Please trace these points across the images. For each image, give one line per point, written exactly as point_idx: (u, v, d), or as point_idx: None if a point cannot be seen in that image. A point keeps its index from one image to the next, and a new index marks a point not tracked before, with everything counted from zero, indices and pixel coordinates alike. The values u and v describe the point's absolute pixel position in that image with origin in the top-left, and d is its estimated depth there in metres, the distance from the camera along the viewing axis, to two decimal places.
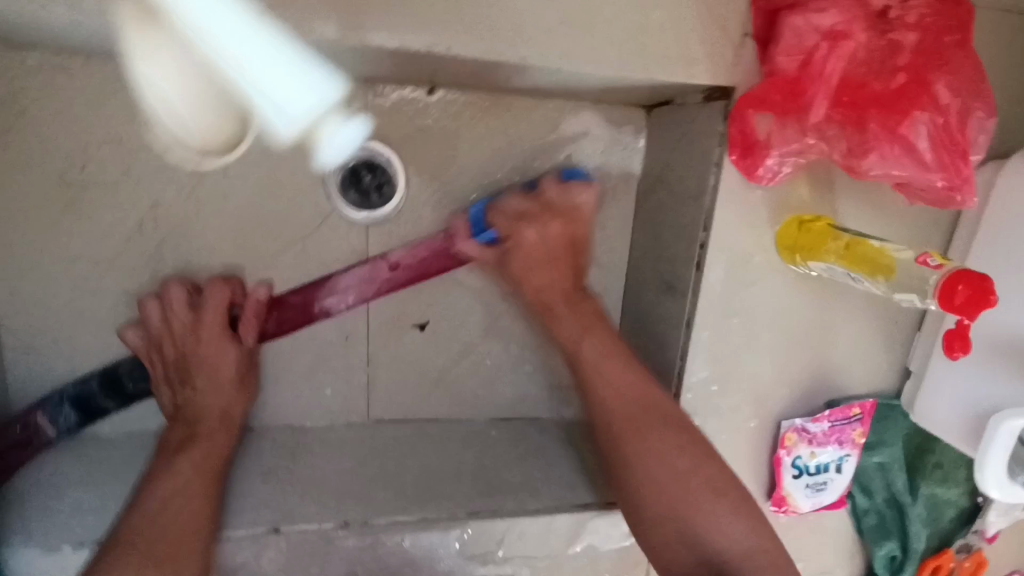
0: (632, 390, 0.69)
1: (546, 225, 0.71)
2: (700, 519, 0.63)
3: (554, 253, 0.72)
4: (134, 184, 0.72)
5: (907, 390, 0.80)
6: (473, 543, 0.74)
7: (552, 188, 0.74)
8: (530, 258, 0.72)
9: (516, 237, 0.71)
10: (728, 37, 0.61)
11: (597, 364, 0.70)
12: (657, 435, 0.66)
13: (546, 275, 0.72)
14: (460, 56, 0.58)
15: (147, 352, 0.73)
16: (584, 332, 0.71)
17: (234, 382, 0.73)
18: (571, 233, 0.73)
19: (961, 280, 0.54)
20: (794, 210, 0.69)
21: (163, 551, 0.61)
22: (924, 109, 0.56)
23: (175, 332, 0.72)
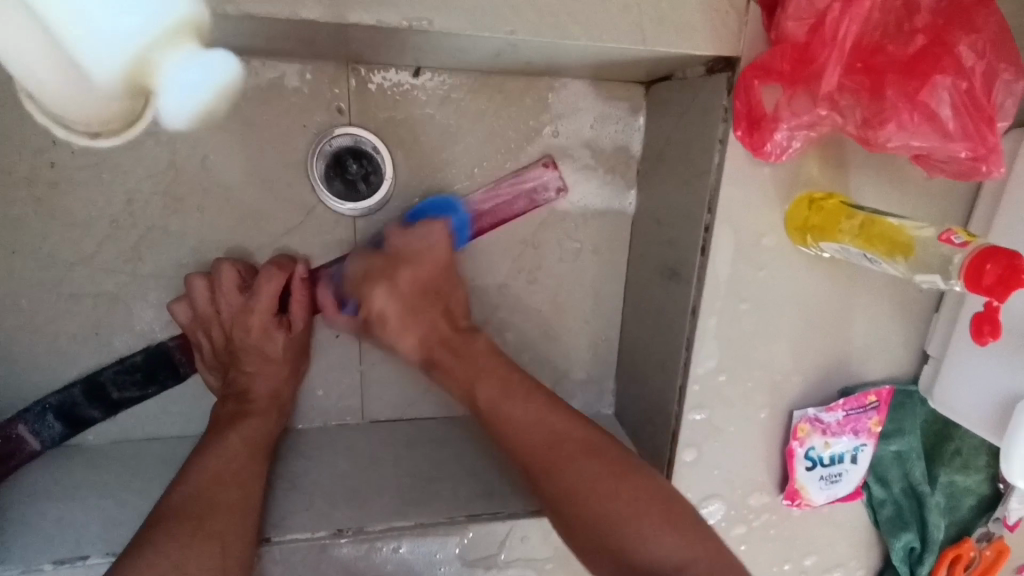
0: (533, 428, 0.65)
1: (395, 278, 0.69)
2: (643, 539, 0.58)
3: (408, 303, 0.70)
4: (107, 179, 0.68)
5: (925, 375, 0.76)
6: (473, 547, 0.71)
7: (397, 239, 0.71)
8: (399, 316, 0.70)
9: (365, 283, 0.69)
10: (732, 5, 0.57)
11: (501, 411, 0.66)
12: (578, 469, 0.62)
13: (420, 330, 0.70)
14: (445, 31, 0.54)
15: (194, 329, 0.71)
16: (467, 381, 0.68)
17: (280, 363, 0.71)
18: (421, 279, 0.70)
19: (989, 259, 0.50)
20: (805, 188, 0.65)
21: (217, 526, 0.59)
22: (946, 73, 0.52)
23: (227, 311, 0.70)
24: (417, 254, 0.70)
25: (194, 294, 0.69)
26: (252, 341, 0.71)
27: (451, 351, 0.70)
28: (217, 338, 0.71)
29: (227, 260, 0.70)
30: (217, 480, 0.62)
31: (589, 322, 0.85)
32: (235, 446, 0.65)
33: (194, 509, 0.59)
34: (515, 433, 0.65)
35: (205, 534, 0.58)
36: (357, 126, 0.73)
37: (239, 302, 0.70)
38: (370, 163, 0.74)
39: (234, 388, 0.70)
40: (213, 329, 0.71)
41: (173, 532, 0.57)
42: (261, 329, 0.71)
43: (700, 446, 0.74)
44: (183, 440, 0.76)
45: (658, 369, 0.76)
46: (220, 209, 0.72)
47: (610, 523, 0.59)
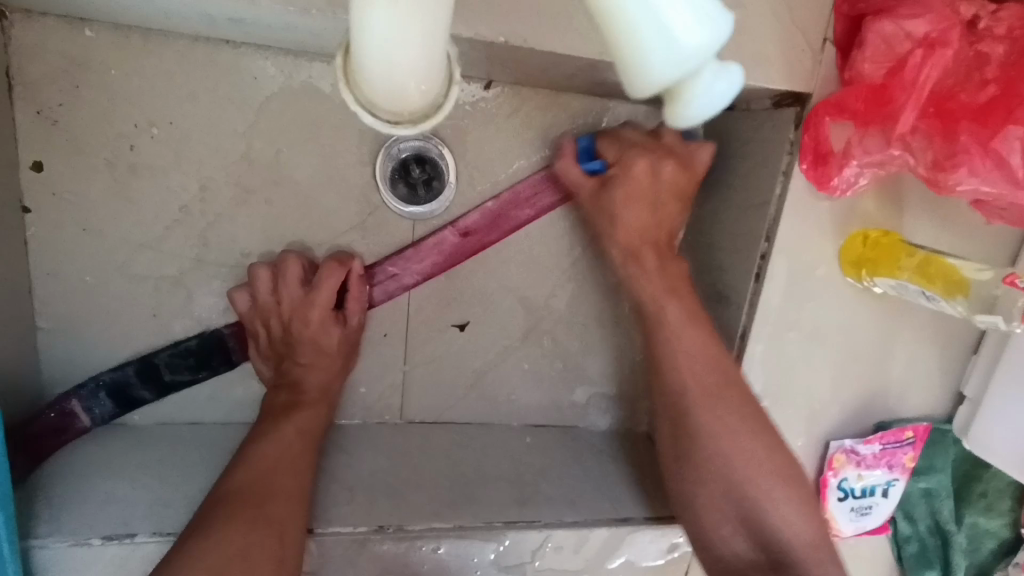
0: (706, 369, 0.68)
1: (660, 165, 0.71)
2: (766, 505, 0.65)
3: (659, 193, 0.72)
4: (184, 166, 0.70)
5: (960, 415, 0.77)
6: (509, 553, 0.72)
7: (614, 152, 0.73)
8: (625, 192, 0.71)
9: (625, 164, 0.71)
10: (809, 43, 0.60)
11: (678, 325, 0.70)
12: (711, 416, 0.67)
13: (642, 214, 0.72)
14: (538, 49, 0.56)
15: (252, 317, 0.72)
16: (669, 293, 0.71)
17: (336, 359, 0.73)
18: (680, 181, 0.72)
19: None
20: (861, 224, 0.66)
21: (277, 515, 0.60)
22: (1020, 122, 0.52)
23: (289, 302, 0.71)
24: (650, 170, 0.71)
25: (255, 284, 0.71)
26: (308, 334, 0.71)
27: (656, 257, 0.72)
28: (274, 329, 0.72)
29: (292, 254, 0.72)
30: (272, 469, 0.63)
31: (629, 340, 0.87)
32: (290, 436, 0.67)
33: (253, 495, 0.61)
34: (673, 363, 0.69)
35: (267, 522, 0.59)
36: (426, 132, 0.75)
37: (300, 295, 0.71)
38: (434, 168, 0.76)
39: (288, 379, 0.71)
40: (273, 320, 0.71)
41: (236, 519, 0.58)
42: (319, 322, 0.71)
43: None
44: (228, 427, 0.77)
45: None
46: (287, 203, 0.73)
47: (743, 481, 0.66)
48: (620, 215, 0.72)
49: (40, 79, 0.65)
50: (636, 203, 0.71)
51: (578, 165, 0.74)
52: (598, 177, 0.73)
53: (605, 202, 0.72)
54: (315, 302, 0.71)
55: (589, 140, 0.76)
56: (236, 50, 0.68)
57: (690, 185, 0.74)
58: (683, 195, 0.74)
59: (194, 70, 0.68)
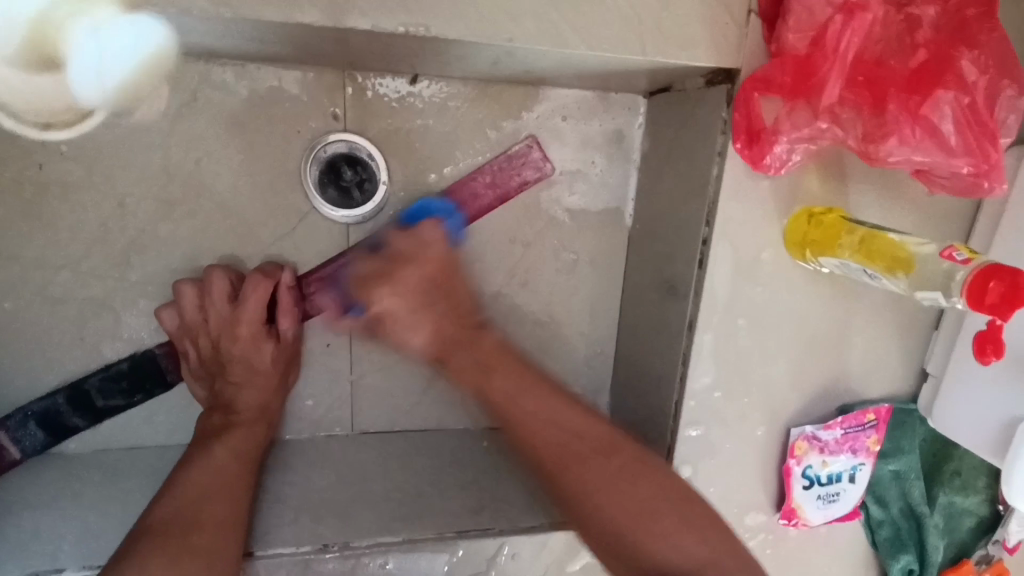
0: (540, 424, 0.65)
1: (399, 275, 0.68)
2: (676, 538, 0.58)
3: (428, 296, 0.69)
4: (99, 182, 0.67)
5: (925, 394, 0.75)
6: (462, 564, 0.69)
7: (399, 238, 0.70)
8: (394, 321, 0.69)
9: (384, 307, 0.69)
10: (732, 17, 0.57)
11: (512, 399, 0.66)
12: (591, 467, 0.62)
13: (422, 330, 0.70)
14: (442, 37, 0.53)
15: (180, 338, 0.69)
16: (487, 372, 0.68)
17: (270, 375, 0.70)
18: (426, 274, 0.69)
19: (993, 275, 0.49)
20: (804, 202, 0.64)
21: (205, 544, 0.57)
22: (948, 88, 0.51)
23: (216, 320, 0.69)
24: (414, 253, 0.69)
25: (181, 302, 0.68)
26: (237, 352, 0.69)
27: (457, 332, 0.70)
28: (202, 349, 0.70)
29: (218, 270, 0.69)
30: (204, 493, 0.61)
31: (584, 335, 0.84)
32: (223, 458, 0.64)
33: (179, 524, 0.58)
34: (522, 424, 0.65)
35: (192, 552, 0.56)
36: (351, 133, 0.72)
37: (228, 311, 0.69)
38: (365, 170, 0.73)
39: (222, 400, 0.69)
40: (201, 339, 0.69)
41: (162, 549, 0.55)
42: (250, 338, 0.69)
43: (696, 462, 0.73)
44: (168, 450, 0.74)
45: (655, 384, 0.74)
46: (212, 214, 0.70)
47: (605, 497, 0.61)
48: (414, 331, 0.70)
49: None
50: (411, 307, 0.68)
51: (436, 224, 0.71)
52: (457, 230, 0.72)
53: (387, 334, 0.72)
54: (244, 317, 0.68)
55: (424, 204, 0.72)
56: None
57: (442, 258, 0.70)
58: (442, 279, 0.70)
59: None
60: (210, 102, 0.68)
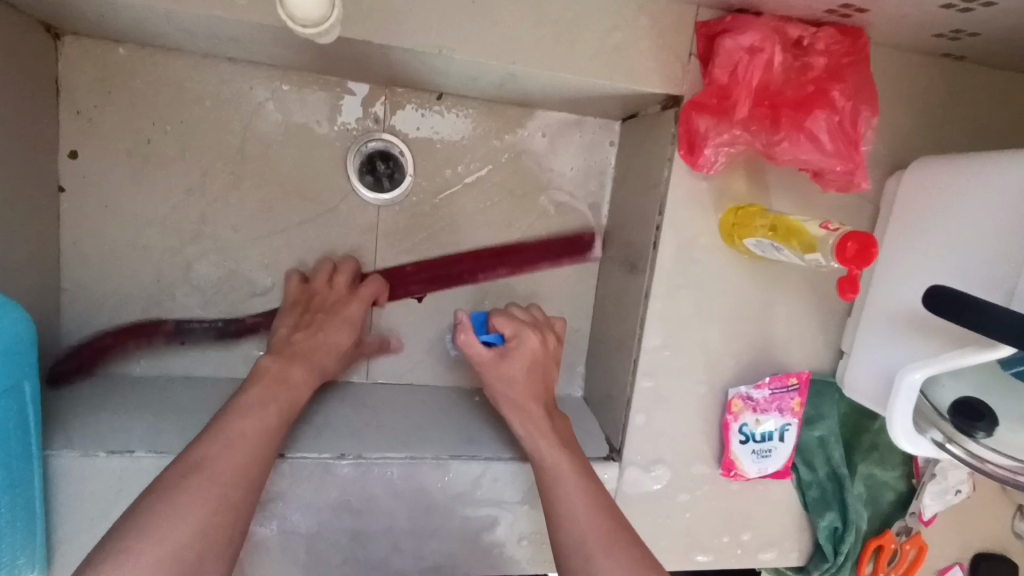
0: (563, 455, 0.75)
1: (522, 343, 0.84)
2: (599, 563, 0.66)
3: (536, 365, 0.84)
4: (189, 157, 0.86)
5: (840, 367, 0.91)
6: (453, 483, 0.83)
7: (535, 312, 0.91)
8: (528, 360, 0.83)
9: (520, 338, 0.84)
10: (677, 57, 0.78)
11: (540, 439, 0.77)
12: (565, 480, 0.73)
13: (535, 387, 0.81)
14: (463, 58, 0.73)
15: (299, 292, 0.87)
16: (558, 448, 0.76)
17: (344, 347, 0.83)
18: (543, 351, 0.85)
19: (851, 238, 0.65)
20: (734, 200, 0.83)
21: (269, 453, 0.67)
22: (823, 109, 0.71)
23: (336, 293, 0.87)
24: (520, 343, 0.83)
25: (316, 274, 0.88)
26: (343, 316, 0.84)
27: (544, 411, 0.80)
28: (314, 303, 0.85)
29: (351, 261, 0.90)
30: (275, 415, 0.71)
31: (564, 313, 1.01)
32: (290, 393, 0.73)
33: (263, 427, 0.68)
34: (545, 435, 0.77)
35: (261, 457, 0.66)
36: (388, 134, 0.92)
37: (344, 292, 0.87)
38: (396, 164, 0.92)
39: (296, 343, 0.79)
40: (320, 297, 0.86)
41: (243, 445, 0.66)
42: (351, 314, 0.85)
43: (650, 411, 0.88)
44: (217, 380, 0.90)
45: (620, 346, 0.91)
46: (273, 190, 0.89)
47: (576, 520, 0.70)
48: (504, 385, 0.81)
49: (79, 86, 0.82)
50: (529, 373, 0.82)
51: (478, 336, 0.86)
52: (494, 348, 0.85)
53: (489, 366, 0.82)
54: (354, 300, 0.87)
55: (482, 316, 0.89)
56: (234, 67, 0.86)
57: (544, 358, 0.85)
58: (546, 364, 0.85)
59: (201, 81, 0.85)
60: (281, 103, 0.88)
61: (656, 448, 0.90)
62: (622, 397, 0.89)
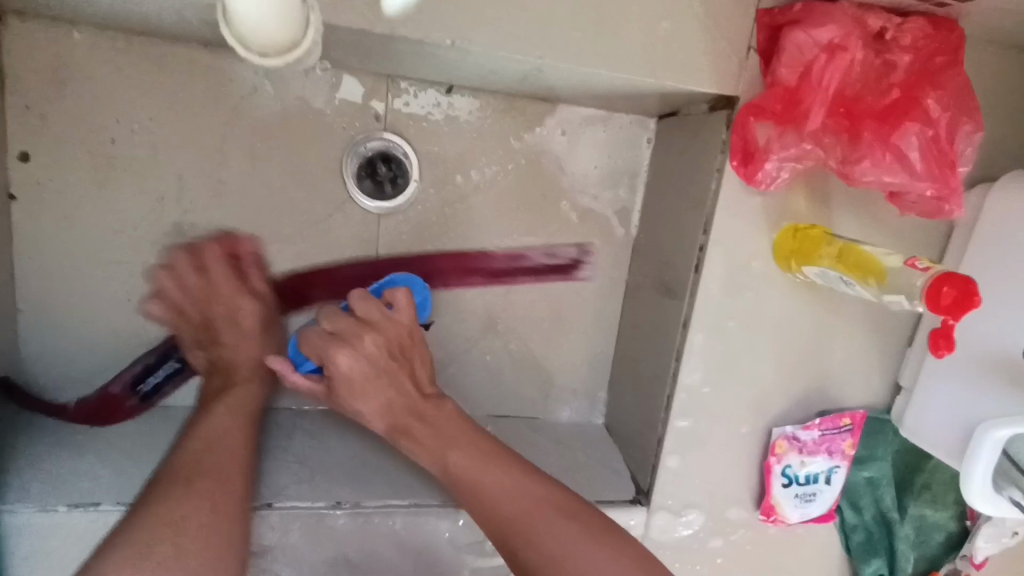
0: (520, 491, 0.59)
1: (360, 346, 0.66)
2: None
3: (378, 369, 0.66)
4: (160, 160, 0.75)
5: (897, 404, 0.81)
6: (464, 533, 0.74)
7: (359, 304, 0.69)
8: (350, 387, 0.66)
9: (332, 370, 0.66)
10: (733, 51, 0.65)
11: (476, 471, 0.61)
12: (551, 531, 0.57)
13: (377, 400, 0.65)
14: (479, 51, 0.61)
15: (172, 317, 0.74)
16: (446, 442, 0.63)
17: (258, 330, 0.73)
18: (385, 346, 0.67)
19: (946, 282, 0.55)
20: (791, 219, 0.72)
21: (208, 488, 0.59)
22: (915, 121, 0.60)
23: (201, 291, 0.73)
24: (377, 327, 0.68)
25: (171, 277, 0.73)
26: (224, 309, 0.72)
27: (391, 386, 0.66)
28: (194, 319, 0.73)
29: (206, 243, 0.75)
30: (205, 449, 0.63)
31: (586, 333, 0.91)
32: (221, 413, 0.67)
33: (201, 443, 0.63)
34: (478, 491, 0.60)
35: (203, 494, 0.58)
36: (391, 133, 0.80)
37: (227, 283, 0.73)
38: (399, 167, 0.81)
39: (214, 364, 0.73)
40: (191, 309, 0.73)
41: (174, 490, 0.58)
42: (235, 295, 0.73)
43: (684, 453, 0.79)
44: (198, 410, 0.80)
45: (650, 377, 0.81)
46: (258, 197, 0.78)
47: (562, 554, 0.56)
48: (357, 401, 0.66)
49: (30, 77, 0.70)
50: (372, 376, 0.65)
51: (297, 369, 0.73)
52: (319, 379, 0.71)
53: (336, 402, 0.68)
54: (221, 285, 0.73)
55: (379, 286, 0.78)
56: (212, 54, 0.74)
57: (405, 339, 0.69)
58: (408, 349, 0.69)
59: (173, 70, 0.73)
60: (266, 97, 0.76)
61: (689, 492, 0.80)
62: (653, 436, 0.79)
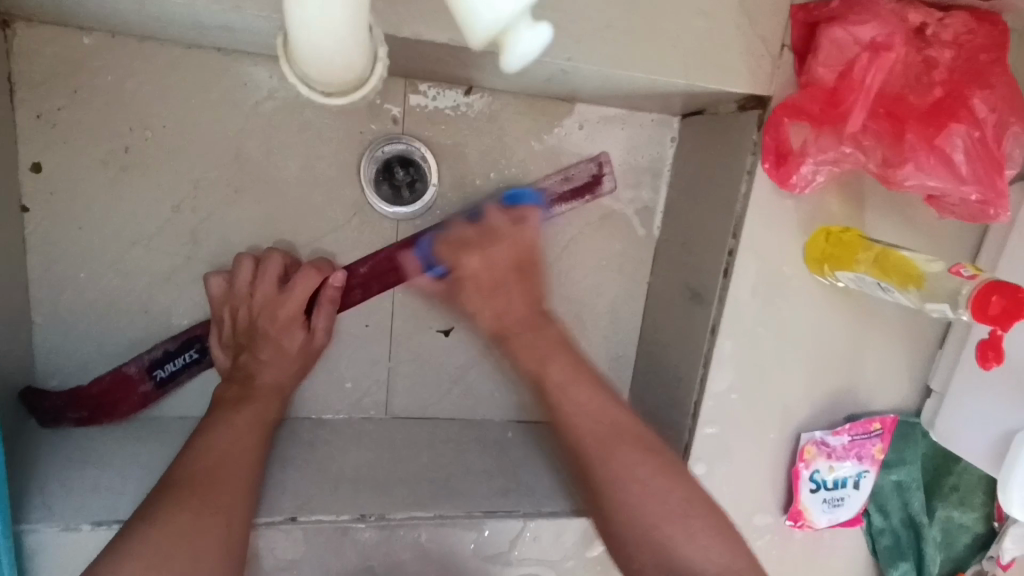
0: (597, 416, 0.65)
1: (489, 253, 0.70)
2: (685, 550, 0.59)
3: (501, 278, 0.69)
4: (175, 167, 0.73)
5: (927, 409, 0.80)
6: (489, 543, 0.74)
7: (500, 219, 0.73)
8: (479, 286, 0.70)
9: (460, 266, 0.71)
10: (767, 49, 0.63)
11: (563, 392, 0.66)
12: (625, 466, 0.62)
13: (511, 301, 0.70)
14: (508, 53, 0.59)
15: (222, 302, 0.74)
16: (537, 372, 0.67)
17: (295, 359, 0.75)
18: (519, 252, 0.70)
19: (995, 291, 0.54)
20: (823, 221, 0.70)
21: (222, 501, 0.62)
22: (961, 122, 0.58)
23: (260, 298, 0.73)
24: (509, 233, 0.71)
25: (237, 273, 0.74)
26: (276, 331, 0.73)
27: (531, 323, 0.69)
28: (239, 317, 0.73)
29: (248, 254, 0.75)
30: (219, 462, 0.65)
31: (608, 336, 0.89)
32: (243, 428, 0.69)
33: (221, 458, 0.65)
34: (565, 421, 0.65)
35: (212, 509, 0.61)
36: (409, 136, 0.78)
37: (276, 300, 0.73)
38: (418, 171, 0.79)
39: (242, 372, 0.73)
40: (240, 311, 0.73)
41: (186, 501, 0.60)
42: (285, 322, 0.73)
43: (712, 460, 0.77)
44: None
45: (676, 383, 0.79)
46: (275, 204, 0.76)
47: (631, 495, 0.61)
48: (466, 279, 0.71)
49: (39, 83, 0.68)
50: (507, 279, 0.70)
51: (422, 272, 0.76)
52: (443, 283, 0.75)
53: (457, 301, 0.73)
54: (285, 302, 0.73)
55: (429, 241, 0.76)
56: (226, 57, 0.72)
57: (529, 249, 0.72)
58: (532, 260, 0.72)
59: (187, 75, 0.71)
60: (282, 101, 0.74)
61: (716, 499, 0.79)
62: (679, 443, 0.78)
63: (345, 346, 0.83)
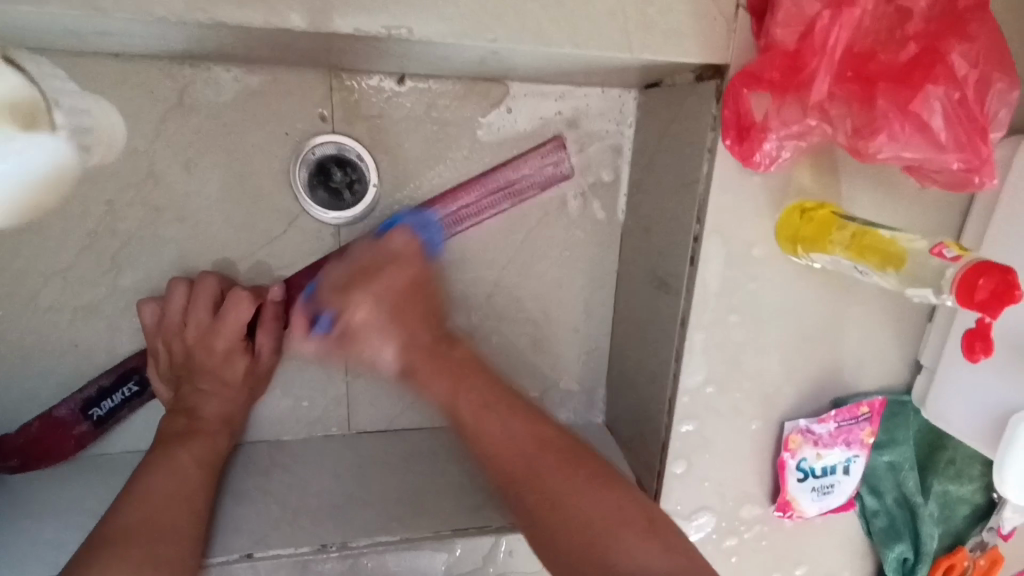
0: (522, 429, 0.63)
1: (383, 280, 0.68)
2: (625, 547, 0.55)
3: (396, 301, 0.68)
4: (84, 189, 0.67)
5: (918, 386, 0.75)
6: (459, 562, 0.69)
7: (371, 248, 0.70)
8: (385, 308, 0.67)
9: (361, 293, 0.67)
10: (719, 11, 0.56)
11: (474, 414, 0.65)
12: (552, 478, 0.60)
13: (415, 324, 0.69)
14: (425, 37, 0.52)
15: (154, 334, 0.69)
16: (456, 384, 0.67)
17: (238, 386, 0.71)
18: (412, 275, 0.68)
19: (983, 273, 0.49)
20: (795, 198, 0.63)
21: (165, 551, 0.57)
22: (939, 82, 0.52)
23: (196, 327, 0.69)
24: (387, 262, 0.69)
25: (169, 300, 0.68)
26: (216, 360, 0.69)
27: (432, 362, 0.68)
28: (175, 351, 0.69)
29: (180, 280, 0.69)
30: (163, 506, 0.60)
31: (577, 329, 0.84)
32: (185, 466, 0.64)
33: (163, 504, 0.60)
34: (483, 442, 0.64)
35: (157, 561, 0.56)
36: (340, 134, 0.71)
37: (213, 329, 0.69)
38: (355, 171, 0.73)
39: (185, 404, 0.69)
40: (174, 343, 0.69)
41: (124, 555, 0.54)
42: (225, 352, 0.69)
43: (692, 456, 0.73)
44: None
45: (649, 378, 0.74)
46: (200, 220, 0.70)
47: (566, 492, 0.59)
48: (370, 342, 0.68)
49: None
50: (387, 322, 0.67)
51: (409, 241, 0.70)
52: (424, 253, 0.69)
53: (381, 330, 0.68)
54: (222, 331, 0.69)
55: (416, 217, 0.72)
56: (123, 63, 0.65)
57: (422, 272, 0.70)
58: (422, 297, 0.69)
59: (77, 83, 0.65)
60: (193, 107, 0.68)
61: (699, 495, 0.75)
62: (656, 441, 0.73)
63: (296, 364, 0.78)
